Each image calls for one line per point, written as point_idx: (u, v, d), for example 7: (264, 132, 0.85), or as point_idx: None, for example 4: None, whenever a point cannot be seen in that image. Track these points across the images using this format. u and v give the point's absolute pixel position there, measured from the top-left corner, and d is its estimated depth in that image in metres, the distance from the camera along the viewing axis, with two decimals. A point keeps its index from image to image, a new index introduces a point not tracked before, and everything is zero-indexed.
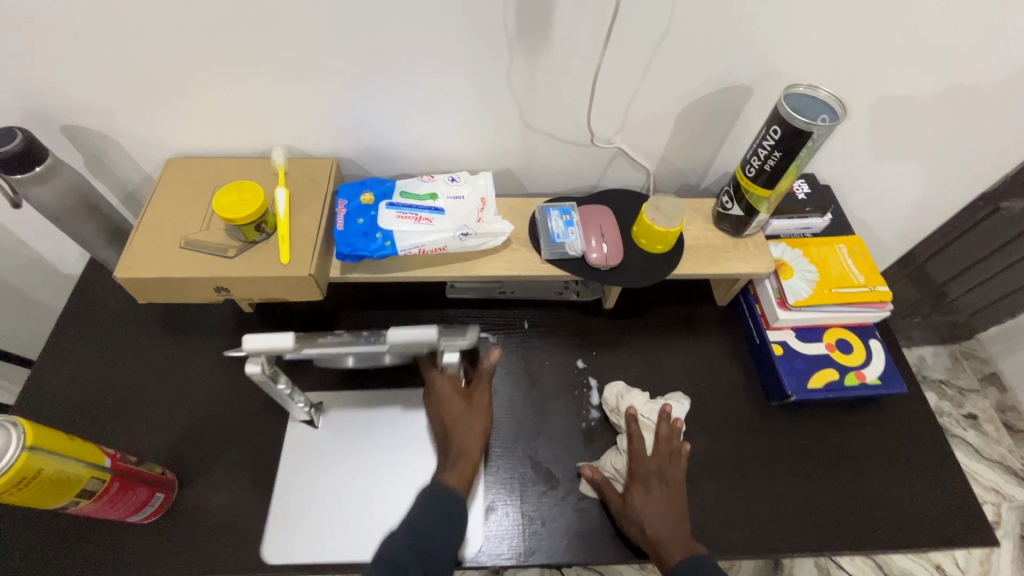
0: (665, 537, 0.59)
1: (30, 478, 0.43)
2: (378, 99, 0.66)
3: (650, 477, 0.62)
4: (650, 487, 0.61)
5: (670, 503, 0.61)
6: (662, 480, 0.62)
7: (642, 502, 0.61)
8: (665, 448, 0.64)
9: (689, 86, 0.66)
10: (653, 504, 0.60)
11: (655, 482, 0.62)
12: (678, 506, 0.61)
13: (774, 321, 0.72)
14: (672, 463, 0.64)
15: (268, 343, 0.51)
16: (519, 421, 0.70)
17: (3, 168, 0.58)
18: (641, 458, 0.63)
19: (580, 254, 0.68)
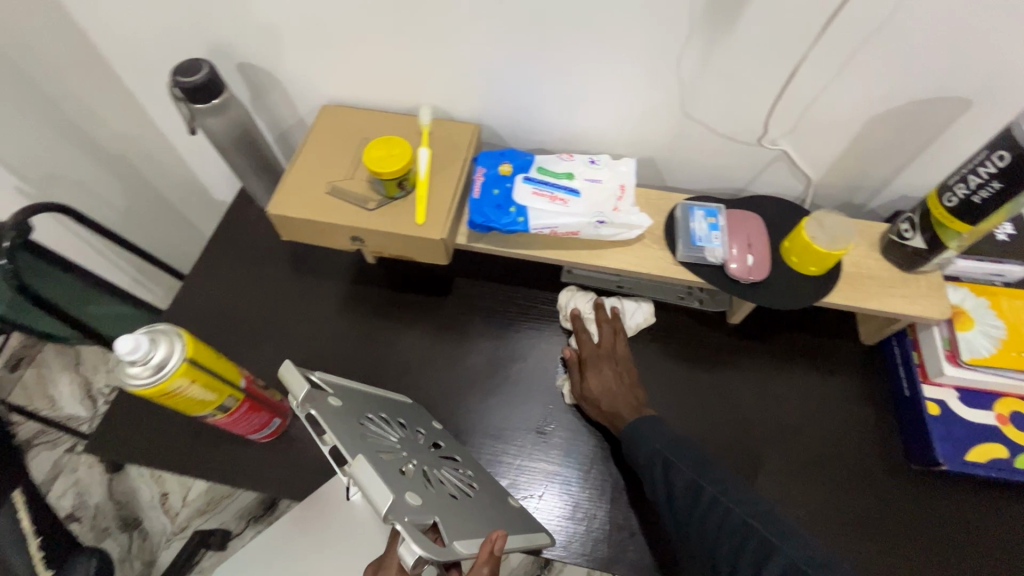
0: (617, 407, 0.64)
1: (186, 386, 0.47)
2: (534, 69, 0.64)
3: (600, 361, 0.66)
4: (601, 369, 0.66)
5: (621, 377, 0.66)
6: (611, 361, 0.67)
7: (595, 379, 0.65)
8: (606, 330, 0.68)
9: (891, 90, 0.57)
10: (605, 379, 0.65)
11: (606, 365, 0.66)
12: (630, 381, 0.66)
13: (935, 376, 0.62)
14: (617, 347, 0.68)
15: (289, 380, 0.44)
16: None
17: (189, 97, 0.62)
18: (587, 342, 0.68)
19: (719, 262, 0.62)
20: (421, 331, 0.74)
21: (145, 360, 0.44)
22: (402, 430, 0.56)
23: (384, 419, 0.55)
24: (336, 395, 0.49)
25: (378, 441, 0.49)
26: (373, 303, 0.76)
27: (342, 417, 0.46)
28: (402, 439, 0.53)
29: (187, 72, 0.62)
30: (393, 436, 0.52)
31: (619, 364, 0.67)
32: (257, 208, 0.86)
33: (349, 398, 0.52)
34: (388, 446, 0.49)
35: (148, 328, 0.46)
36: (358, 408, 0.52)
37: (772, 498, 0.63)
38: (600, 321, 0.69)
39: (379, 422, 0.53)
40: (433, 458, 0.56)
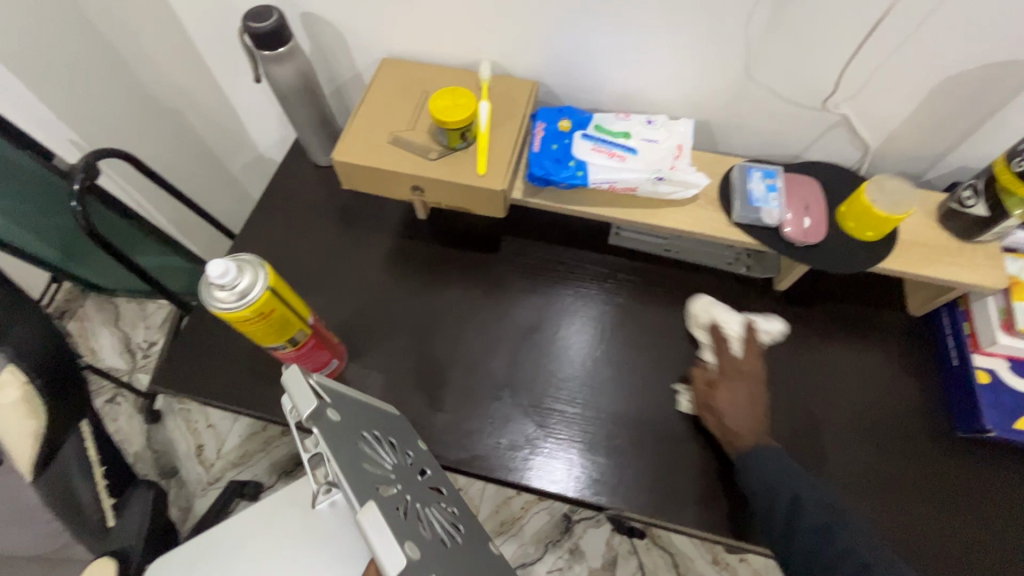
0: (738, 424, 0.61)
1: (266, 315, 0.49)
2: (598, 26, 0.63)
3: (733, 380, 0.64)
4: (736, 388, 0.63)
5: (756, 400, 0.63)
6: (746, 381, 0.64)
7: (723, 395, 0.62)
8: (753, 350, 0.66)
9: (966, 53, 0.56)
10: (732, 393, 0.62)
11: (747, 382, 0.64)
12: (759, 404, 0.63)
13: (987, 345, 0.62)
14: (757, 369, 0.65)
15: (298, 385, 0.42)
16: (661, 378, 0.70)
17: (258, 44, 0.64)
18: (727, 355, 0.65)
19: (774, 224, 0.63)
20: (469, 286, 0.76)
21: (232, 287, 0.46)
22: (393, 452, 0.53)
23: (376, 436, 0.52)
24: (335, 409, 0.47)
25: (376, 471, 0.47)
26: (423, 258, 0.78)
27: (339, 438, 0.44)
28: (395, 466, 0.51)
29: (258, 19, 0.63)
30: (387, 460, 0.51)
31: (756, 387, 0.64)
32: (309, 162, 0.87)
33: (346, 412, 0.49)
34: (384, 476, 0.47)
35: (234, 258, 0.48)
36: (353, 423, 0.50)
37: (813, 459, 0.64)
38: (747, 342, 0.67)
39: (372, 441, 0.50)
40: (422, 491, 0.53)
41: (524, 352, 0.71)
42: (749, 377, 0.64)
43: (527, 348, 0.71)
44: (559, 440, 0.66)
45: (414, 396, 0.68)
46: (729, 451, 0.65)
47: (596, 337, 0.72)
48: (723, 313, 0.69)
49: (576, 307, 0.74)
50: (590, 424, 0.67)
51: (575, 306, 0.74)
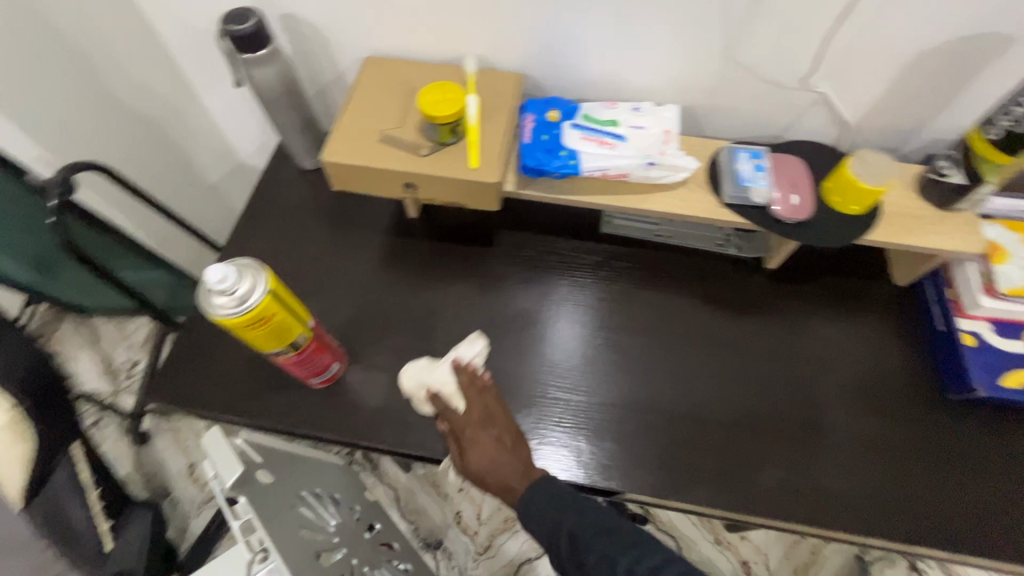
0: (505, 481, 0.59)
1: (266, 319, 0.48)
2: (580, 14, 0.64)
3: (471, 435, 0.61)
4: (475, 442, 0.60)
5: (495, 442, 0.60)
6: (483, 426, 0.61)
7: (476, 456, 0.60)
8: (470, 390, 0.64)
9: (937, 27, 0.58)
10: (482, 449, 0.60)
11: (485, 435, 0.60)
12: (511, 441, 0.61)
13: (971, 308, 0.65)
14: (489, 412, 0.62)
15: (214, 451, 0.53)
16: (662, 361, 0.70)
17: (238, 47, 0.62)
18: (453, 413, 0.62)
19: (763, 203, 0.64)
20: (465, 282, 0.75)
21: (231, 292, 0.45)
22: (338, 511, 0.75)
23: (316, 495, 0.72)
24: (263, 469, 0.60)
25: (321, 540, 0.65)
26: (416, 256, 0.77)
27: (263, 499, 0.56)
28: (337, 525, 0.73)
29: (237, 21, 0.62)
30: (316, 522, 0.67)
31: (490, 425, 0.61)
32: (293, 167, 0.86)
33: (271, 457, 0.64)
34: (320, 531, 0.67)
35: (231, 261, 0.46)
36: (282, 486, 0.63)
37: (812, 431, 0.66)
38: (466, 385, 0.64)
39: (310, 503, 0.68)
40: (361, 548, 0.77)
41: (527, 344, 0.71)
42: (474, 416, 0.62)
43: (530, 340, 0.71)
44: (560, 427, 0.66)
45: None
46: (731, 428, 0.66)
47: (585, 325, 0.73)
48: (427, 373, 0.67)
49: (564, 298, 0.74)
50: (600, 411, 0.67)
51: (563, 297, 0.74)
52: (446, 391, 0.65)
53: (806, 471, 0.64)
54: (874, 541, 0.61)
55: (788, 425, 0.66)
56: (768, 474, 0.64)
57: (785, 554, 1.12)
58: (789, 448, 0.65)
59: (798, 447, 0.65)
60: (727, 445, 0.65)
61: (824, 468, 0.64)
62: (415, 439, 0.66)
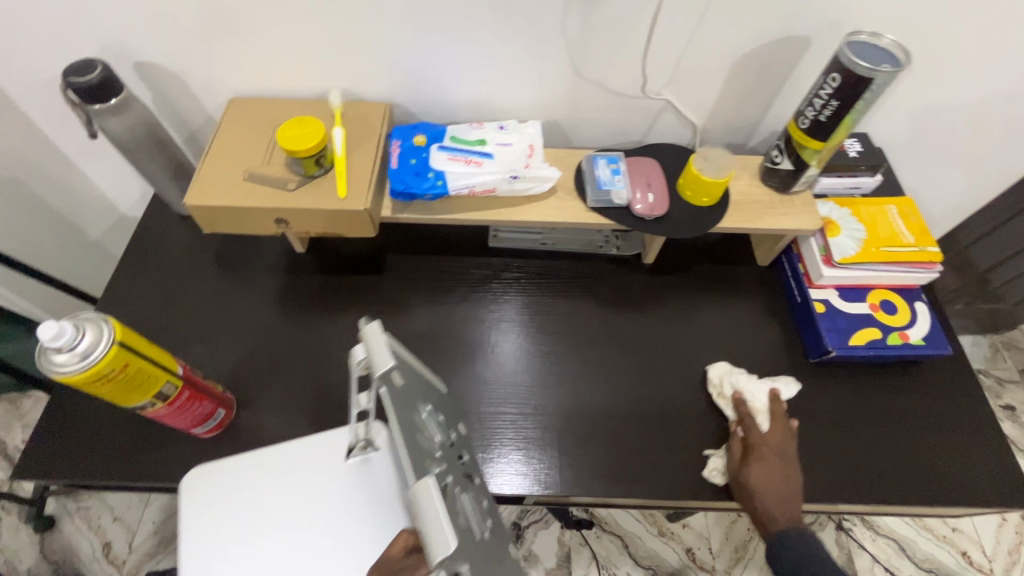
0: (767, 507, 0.62)
1: (118, 372, 0.47)
2: (432, 44, 0.67)
3: (768, 454, 0.63)
4: (768, 462, 0.63)
5: (779, 470, 0.63)
6: (779, 454, 0.64)
7: (760, 474, 0.62)
8: (781, 423, 0.66)
9: (745, 34, 0.65)
10: (765, 466, 0.63)
11: (772, 457, 0.63)
12: (790, 475, 0.63)
13: (817, 279, 0.72)
14: (786, 441, 0.65)
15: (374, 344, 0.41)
16: (565, 363, 0.73)
17: (83, 98, 0.61)
18: (756, 429, 0.65)
19: (624, 203, 0.69)
20: (362, 311, 0.75)
21: (70, 348, 0.44)
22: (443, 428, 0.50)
23: (433, 410, 0.50)
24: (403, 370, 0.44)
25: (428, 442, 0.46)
26: (307, 290, 0.77)
27: (403, 399, 0.43)
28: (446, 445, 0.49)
29: (79, 73, 0.61)
30: (435, 435, 0.48)
31: (779, 458, 0.63)
32: (173, 213, 0.84)
33: (415, 378, 0.47)
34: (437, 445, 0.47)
35: (71, 316, 0.45)
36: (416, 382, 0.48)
37: (699, 409, 0.70)
38: (774, 414, 0.66)
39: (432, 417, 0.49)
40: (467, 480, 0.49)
41: (450, 365, 0.72)
42: (781, 442, 0.64)
43: (452, 360, 0.72)
44: (494, 440, 0.67)
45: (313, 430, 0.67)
46: (626, 419, 0.69)
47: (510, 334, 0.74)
48: (747, 381, 0.68)
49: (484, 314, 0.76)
50: (533, 421, 0.69)
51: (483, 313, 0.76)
52: (756, 411, 0.67)
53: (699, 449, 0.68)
54: None
55: (678, 406, 0.71)
56: (663, 455, 0.67)
57: (724, 536, 1.16)
58: (682, 429, 0.69)
59: (687, 426, 0.69)
60: (624, 434, 0.68)
61: (713, 442, 0.68)
62: None
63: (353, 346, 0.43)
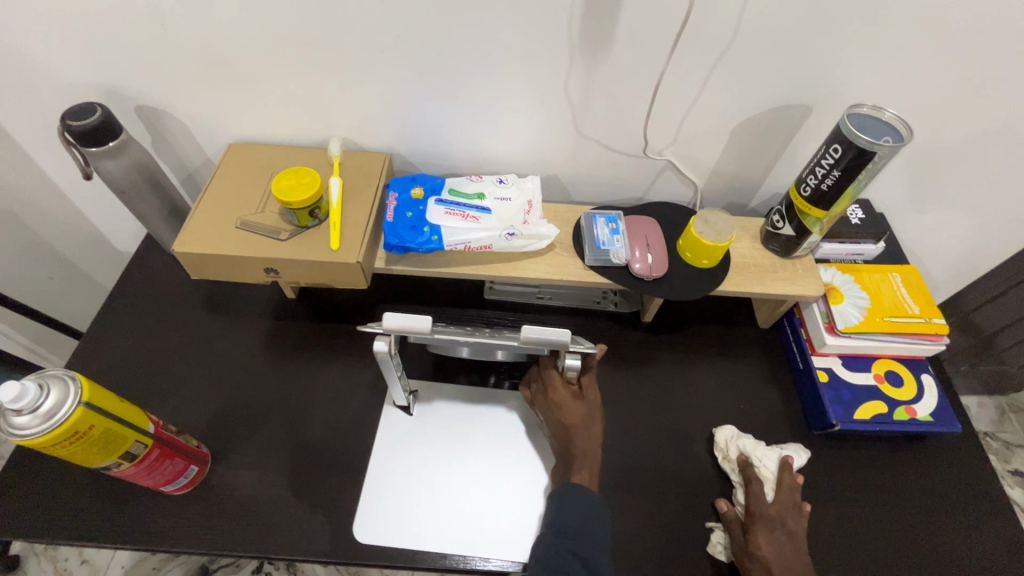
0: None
1: (83, 433, 0.44)
2: (434, 98, 0.68)
3: (772, 524, 0.59)
4: (774, 532, 0.59)
5: (786, 542, 0.58)
6: (784, 526, 0.59)
7: (767, 546, 0.58)
8: (787, 495, 0.61)
9: (746, 101, 0.66)
10: (770, 536, 0.58)
11: (776, 529, 0.59)
12: (799, 553, 0.58)
13: (820, 347, 0.70)
14: (792, 512, 0.61)
15: (406, 325, 0.51)
16: None
17: (79, 141, 0.61)
18: (757, 494, 0.61)
19: (623, 263, 0.68)
20: (348, 360, 0.73)
21: (33, 409, 0.42)
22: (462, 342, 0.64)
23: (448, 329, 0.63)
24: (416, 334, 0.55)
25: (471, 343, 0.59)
26: (296, 337, 0.75)
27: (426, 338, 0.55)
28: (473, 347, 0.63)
29: (77, 116, 0.61)
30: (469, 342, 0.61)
31: (783, 526, 0.59)
32: (164, 252, 0.83)
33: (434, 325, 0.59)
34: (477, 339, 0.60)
35: (36, 374, 0.43)
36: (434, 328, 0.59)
37: (698, 481, 0.67)
38: (781, 483, 0.62)
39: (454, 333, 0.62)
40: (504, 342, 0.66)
41: (489, 419, 0.68)
42: (784, 508, 0.61)
43: (510, 398, 0.70)
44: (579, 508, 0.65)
45: (290, 490, 0.63)
46: (619, 488, 0.66)
47: None
48: (753, 446, 0.65)
49: (492, 374, 0.73)
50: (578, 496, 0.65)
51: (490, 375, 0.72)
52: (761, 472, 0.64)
53: (696, 524, 0.64)
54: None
55: (676, 475, 0.67)
56: (660, 530, 0.64)
57: None
58: (682, 501, 0.66)
59: (686, 498, 0.66)
60: (620, 506, 0.65)
61: (712, 517, 0.65)
62: (287, 542, 0.60)
63: (376, 343, 0.55)
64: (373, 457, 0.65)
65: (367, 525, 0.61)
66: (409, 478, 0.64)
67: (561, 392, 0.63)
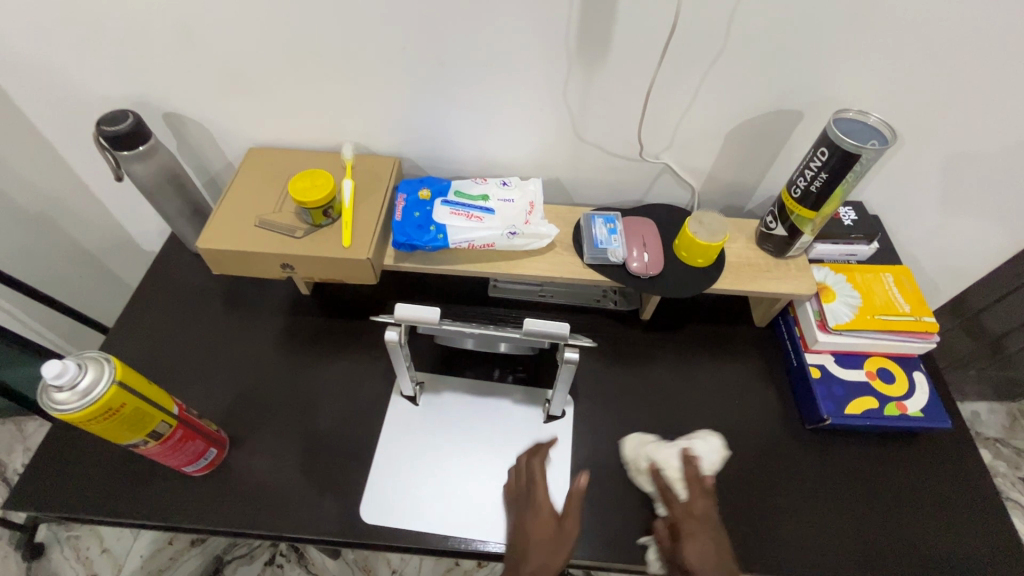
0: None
1: (115, 410, 0.48)
2: (442, 105, 0.72)
3: (691, 524, 0.58)
4: (692, 533, 0.57)
5: (705, 536, 0.57)
6: (700, 520, 0.58)
7: (692, 551, 0.56)
8: (698, 488, 0.61)
9: (738, 107, 0.69)
10: (695, 543, 0.57)
11: (696, 527, 0.58)
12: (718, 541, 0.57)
13: (813, 344, 0.72)
14: (708, 507, 0.59)
15: (416, 315, 0.55)
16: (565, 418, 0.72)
17: (112, 145, 0.66)
18: (675, 500, 0.60)
19: (620, 261, 0.71)
20: (357, 354, 0.77)
21: (72, 385, 0.46)
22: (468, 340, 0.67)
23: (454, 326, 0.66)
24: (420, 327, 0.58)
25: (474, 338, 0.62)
26: (309, 331, 0.79)
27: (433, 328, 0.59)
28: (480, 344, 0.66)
29: (110, 122, 0.65)
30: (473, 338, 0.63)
31: (699, 521, 0.58)
32: (187, 251, 0.87)
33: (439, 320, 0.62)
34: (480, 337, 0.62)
35: (75, 354, 0.47)
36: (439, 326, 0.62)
37: None
38: (691, 480, 0.62)
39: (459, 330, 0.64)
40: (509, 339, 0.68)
41: (490, 411, 0.72)
42: (699, 508, 0.59)
43: (511, 391, 0.73)
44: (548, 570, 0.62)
45: (302, 475, 0.66)
46: (615, 479, 0.69)
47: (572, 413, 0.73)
48: (659, 451, 0.65)
49: (494, 369, 0.76)
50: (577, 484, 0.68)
51: (492, 370, 0.75)
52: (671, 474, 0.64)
53: None
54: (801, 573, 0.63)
55: None
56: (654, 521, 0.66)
57: None
58: None
59: None
60: (616, 496, 0.67)
61: None
62: (298, 523, 0.63)
63: (387, 331, 0.59)
64: (379, 445, 0.68)
65: (373, 508, 0.64)
66: (414, 465, 0.67)
67: (542, 513, 0.59)
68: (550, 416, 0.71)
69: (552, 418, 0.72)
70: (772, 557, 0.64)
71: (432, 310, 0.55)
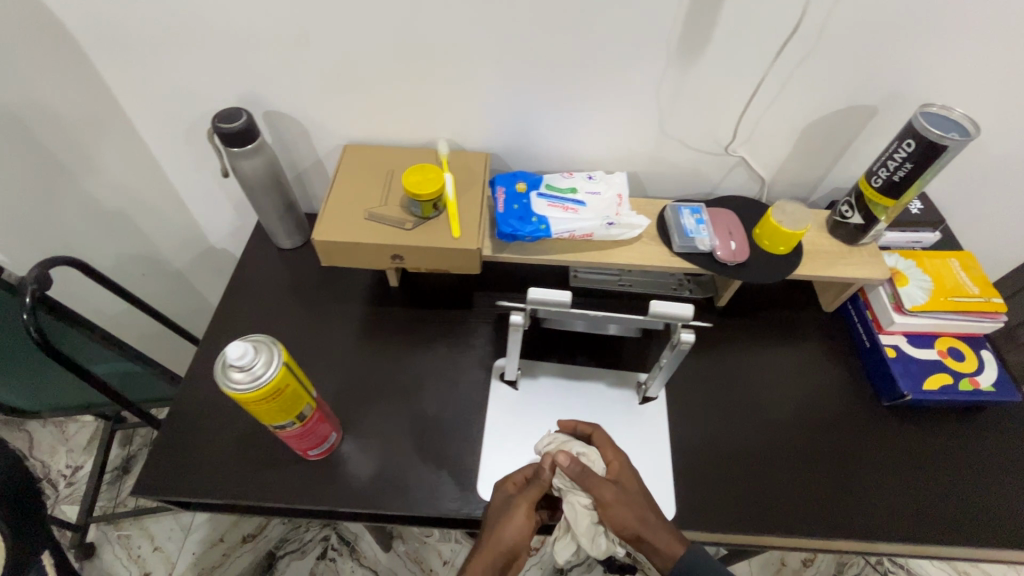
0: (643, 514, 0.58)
1: (281, 392, 0.51)
2: (536, 102, 0.75)
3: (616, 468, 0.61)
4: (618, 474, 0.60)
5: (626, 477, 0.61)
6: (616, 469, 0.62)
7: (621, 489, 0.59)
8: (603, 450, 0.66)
9: (820, 102, 0.73)
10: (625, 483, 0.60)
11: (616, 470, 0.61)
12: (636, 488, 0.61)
13: (888, 325, 0.76)
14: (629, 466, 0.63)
15: (547, 298, 0.58)
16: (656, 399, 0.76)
17: (228, 141, 0.68)
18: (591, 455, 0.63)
19: (707, 249, 0.74)
20: (451, 343, 0.79)
21: (248, 367, 0.48)
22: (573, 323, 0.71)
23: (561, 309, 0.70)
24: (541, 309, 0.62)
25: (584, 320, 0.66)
26: (401, 321, 0.82)
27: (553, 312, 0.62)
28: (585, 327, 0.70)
29: (226, 120, 0.68)
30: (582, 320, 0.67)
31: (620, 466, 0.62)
32: (271, 246, 0.90)
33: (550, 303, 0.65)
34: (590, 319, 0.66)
35: (245, 338, 0.50)
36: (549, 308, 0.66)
37: (780, 447, 0.73)
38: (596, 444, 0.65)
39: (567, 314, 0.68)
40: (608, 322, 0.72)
41: (585, 394, 0.75)
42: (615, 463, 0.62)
43: (602, 375, 0.77)
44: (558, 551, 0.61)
45: (413, 456, 0.69)
46: (708, 453, 0.72)
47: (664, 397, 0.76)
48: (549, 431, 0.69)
49: (583, 355, 0.79)
50: (674, 460, 0.71)
51: (581, 356, 0.79)
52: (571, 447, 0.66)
53: (781, 486, 0.70)
54: (891, 536, 0.67)
55: (760, 443, 0.73)
56: (749, 491, 0.69)
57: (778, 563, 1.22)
58: (766, 465, 0.71)
59: (770, 463, 0.72)
60: (711, 470, 0.71)
61: (796, 481, 0.70)
62: (416, 500, 0.66)
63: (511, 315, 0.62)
64: (485, 428, 0.72)
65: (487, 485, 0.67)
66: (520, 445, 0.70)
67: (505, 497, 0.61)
68: (646, 397, 0.75)
69: (647, 399, 0.75)
70: (865, 524, 0.67)
71: (560, 294, 0.59)
